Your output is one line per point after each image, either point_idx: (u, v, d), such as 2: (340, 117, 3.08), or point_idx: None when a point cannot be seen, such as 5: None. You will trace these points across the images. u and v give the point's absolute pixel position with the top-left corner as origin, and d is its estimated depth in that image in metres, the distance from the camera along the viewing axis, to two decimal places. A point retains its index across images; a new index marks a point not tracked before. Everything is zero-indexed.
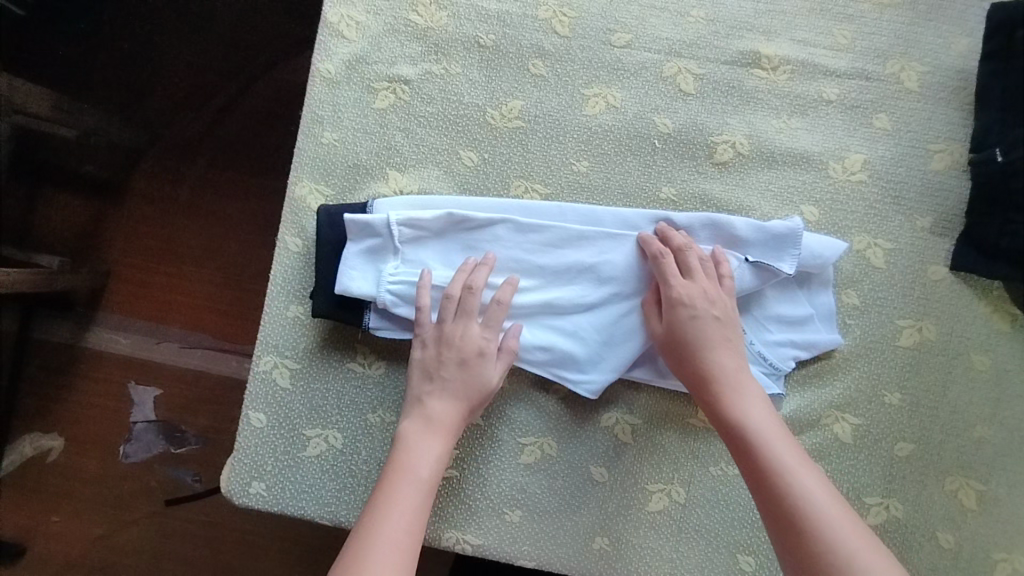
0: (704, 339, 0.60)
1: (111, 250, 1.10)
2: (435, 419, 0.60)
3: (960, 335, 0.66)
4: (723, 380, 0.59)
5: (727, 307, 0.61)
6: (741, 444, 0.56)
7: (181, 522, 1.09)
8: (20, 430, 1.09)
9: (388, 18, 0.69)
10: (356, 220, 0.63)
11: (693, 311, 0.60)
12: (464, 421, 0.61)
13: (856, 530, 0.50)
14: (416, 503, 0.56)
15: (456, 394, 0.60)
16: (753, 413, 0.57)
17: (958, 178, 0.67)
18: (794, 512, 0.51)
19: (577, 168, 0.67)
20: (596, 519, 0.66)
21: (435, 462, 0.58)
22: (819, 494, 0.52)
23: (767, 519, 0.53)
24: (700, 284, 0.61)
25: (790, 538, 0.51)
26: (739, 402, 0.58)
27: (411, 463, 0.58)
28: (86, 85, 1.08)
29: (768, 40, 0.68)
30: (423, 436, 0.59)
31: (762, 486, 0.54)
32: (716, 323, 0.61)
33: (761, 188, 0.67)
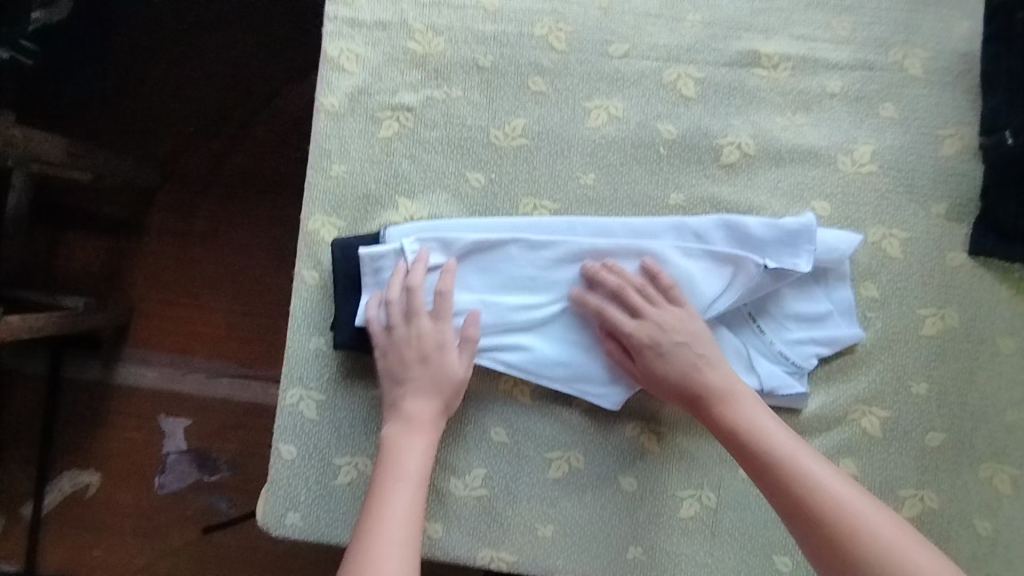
0: (681, 366, 0.61)
1: (133, 288, 1.13)
2: (416, 418, 0.62)
3: (985, 320, 0.66)
4: (715, 390, 0.60)
5: (693, 329, 0.62)
6: (745, 449, 0.58)
7: (219, 548, 1.11)
8: (57, 468, 1.12)
9: (386, 48, 0.70)
10: (373, 253, 0.65)
11: (659, 347, 0.61)
12: (442, 413, 0.63)
13: (866, 504, 0.54)
14: (411, 504, 0.59)
15: (429, 389, 0.63)
16: (749, 413, 0.59)
17: (970, 162, 0.66)
18: (807, 504, 0.54)
19: (583, 181, 0.68)
20: (629, 529, 0.66)
21: (421, 458, 0.61)
22: (828, 477, 0.55)
23: (784, 514, 0.55)
24: (661, 315, 0.62)
25: (808, 529, 0.54)
26: (736, 407, 0.59)
27: (398, 465, 0.60)
28: (98, 130, 1.11)
29: (767, 39, 0.68)
30: (407, 436, 0.62)
31: (773, 484, 0.56)
32: (684, 348, 0.61)
33: (770, 186, 0.67)
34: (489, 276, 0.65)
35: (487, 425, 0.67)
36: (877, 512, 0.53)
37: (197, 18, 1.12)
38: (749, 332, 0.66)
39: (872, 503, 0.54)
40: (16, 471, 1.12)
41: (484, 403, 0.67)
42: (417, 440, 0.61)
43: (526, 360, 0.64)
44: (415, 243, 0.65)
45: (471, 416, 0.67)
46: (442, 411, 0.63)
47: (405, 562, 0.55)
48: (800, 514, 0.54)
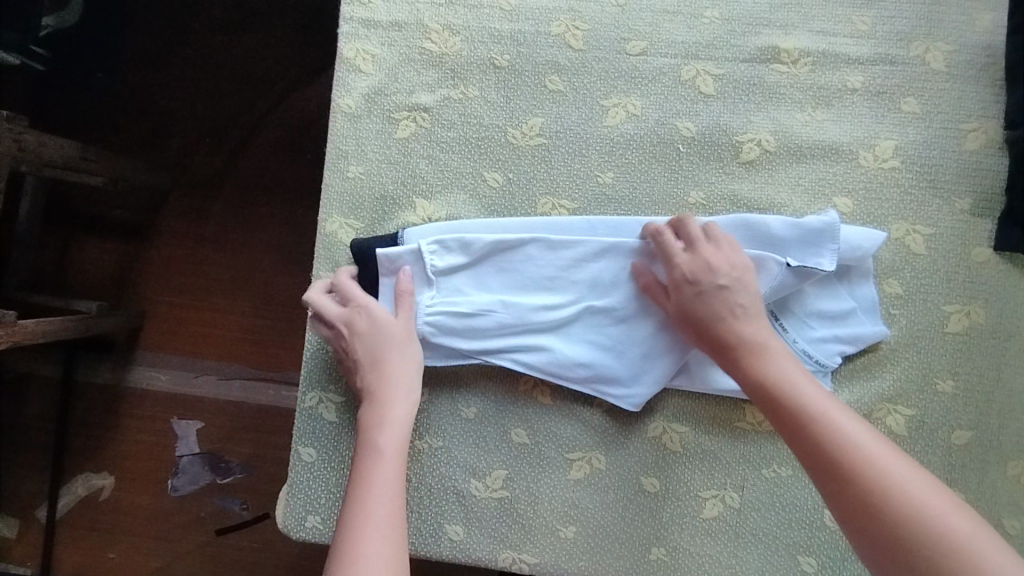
0: (715, 310, 0.59)
1: (147, 291, 1.13)
2: (385, 392, 0.61)
3: (1011, 317, 0.65)
4: (742, 341, 0.58)
5: (738, 275, 0.60)
6: (771, 400, 0.54)
7: (233, 550, 1.11)
8: (72, 471, 1.12)
9: (402, 48, 0.69)
10: (390, 254, 0.64)
11: (698, 286, 0.60)
12: (405, 377, 0.62)
13: (899, 462, 0.48)
14: (393, 477, 0.57)
15: (381, 360, 0.62)
16: (779, 366, 0.56)
17: (995, 156, 0.65)
18: (834, 457, 0.49)
19: (602, 179, 0.67)
20: (651, 530, 0.65)
21: (398, 434, 0.60)
22: (855, 431, 0.50)
23: (811, 467, 0.51)
24: (709, 255, 0.60)
25: (833, 484, 0.49)
26: (767, 359, 0.56)
27: (374, 443, 0.59)
28: (109, 133, 1.11)
29: (787, 34, 0.67)
30: (381, 414, 0.60)
31: (798, 436, 0.52)
32: (722, 292, 0.59)
33: (791, 183, 0.66)
34: (508, 277, 0.65)
35: (508, 426, 0.66)
36: (911, 472, 0.47)
37: (208, 21, 1.12)
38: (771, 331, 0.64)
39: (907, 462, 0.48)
40: (31, 474, 1.12)
41: (504, 404, 0.67)
42: (393, 414, 0.60)
43: (546, 361, 0.64)
44: (432, 244, 0.64)
45: (492, 417, 0.67)
46: (391, 369, 0.62)
47: (392, 531, 0.53)
48: (826, 468, 0.49)
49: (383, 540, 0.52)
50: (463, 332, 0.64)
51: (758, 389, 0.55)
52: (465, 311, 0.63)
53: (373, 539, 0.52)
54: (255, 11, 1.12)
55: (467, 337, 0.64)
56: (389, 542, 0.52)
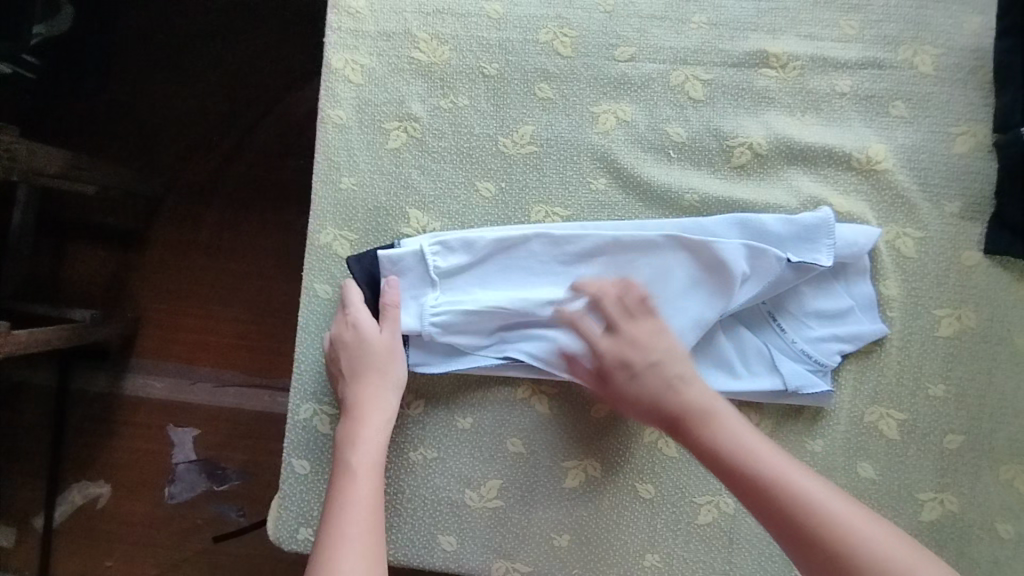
0: (653, 389, 0.59)
1: (141, 299, 1.13)
2: (361, 406, 0.62)
3: (1002, 320, 0.65)
4: (692, 408, 0.57)
5: (667, 347, 0.60)
6: (729, 470, 0.53)
7: (230, 558, 1.10)
8: (67, 481, 1.12)
9: (391, 58, 0.69)
10: (393, 254, 0.64)
11: (632, 364, 0.60)
12: (384, 390, 0.63)
13: (861, 519, 0.48)
14: (369, 493, 0.58)
15: (361, 374, 0.62)
16: (730, 430, 0.55)
17: (985, 159, 0.65)
18: (802, 525, 0.49)
19: (594, 186, 0.67)
20: (646, 537, 0.65)
21: (373, 449, 0.61)
22: (815, 491, 0.50)
23: (781, 539, 0.50)
24: (631, 331, 0.60)
25: (807, 553, 0.48)
26: (719, 424, 0.55)
27: (348, 459, 0.60)
28: (101, 142, 1.11)
29: (775, 38, 0.67)
30: (356, 430, 0.61)
31: (763, 506, 0.51)
32: (657, 368, 0.59)
33: (784, 187, 0.66)
34: (513, 273, 0.64)
35: (503, 437, 0.66)
36: (873, 527, 0.48)
37: (199, 29, 1.11)
38: (770, 331, 0.65)
39: (867, 515, 0.49)
40: (27, 483, 1.12)
41: (500, 414, 0.66)
42: (369, 431, 0.62)
43: (549, 352, 0.63)
44: (434, 245, 0.64)
45: (487, 427, 0.66)
46: (374, 380, 0.62)
47: (370, 549, 0.54)
48: (797, 537, 0.49)
49: (360, 559, 0.53)
50: (469, 331, 0.64)
51: (715, 457, 0.54)
52: (470, 309, 0.63)
53: (349, 559, 0.53)
54: (245, 18, 1.11)
55: (475, 335, 0.64)
56: (368, 559, 0.53)
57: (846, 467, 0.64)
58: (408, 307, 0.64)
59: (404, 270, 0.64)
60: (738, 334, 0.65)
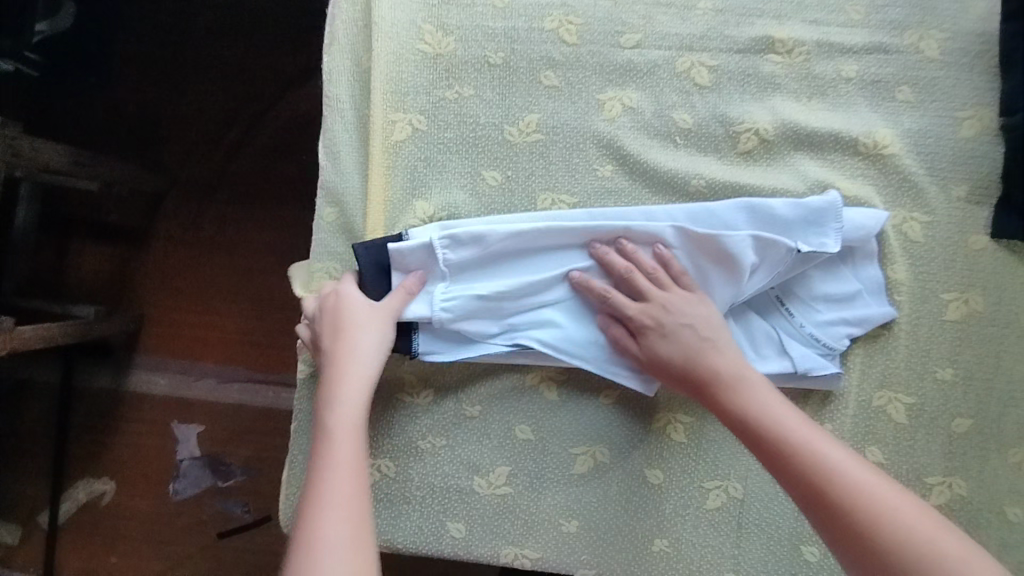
0: (685, 349, 0.60)
1: (146, 295, 1.13)
2: (341, 372, 0.61)
3: (1010, 303, 0.65)
4: (723, 374, 0.58)
5: (700, 314, 0.61)
6: (755, 435, 0.55)
7: (236, 552, 1.11)
8: (73, 477, 1.12)
9: (396, 47, 0.69)
10: (400, 244, 0.63)
11: (666, 325, 0.61)
12: (362, 349, 0.62)
13: (884, 488, 0.49)
14: (349, 456, 0.56)
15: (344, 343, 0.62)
16: (761, 398, 0.56)
17: (991, 143, 0.65)
18: (826, 492, 0.50)
19: (601, 173, 0.67)
20: (653, 522, 0.65)
21: (353, 412, 0.59)
22: (839, 461, 0.51)
23: (801, 500, 0.51)
24: (665, 297, 0.61)
25: (827, 516, 0.50)
26: (748, 393, 0.57)
27: (331, 423, 0.58)
28: (104, 138, 1.11)
29: (780, 24, 0.67)
30: (336, 395, 0.60)
31: (789, 472, 0.52)
32: (689, 330, 0.60)
33: (791, 172, 0.66)
34: (522, 263, 0.64)
35: (512, 423, 0.66)
36: (895, 495, 0.49)
37: (201, 24, 1.11)
38: (777, 315, 0.65)
39: (890, 484, 0.50)
40: (33, 481, 1.12)
41: (509, 400, 0.67)
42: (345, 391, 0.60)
43: (563, 342, 0.64)
44: (442, 239, 0.63)
45: (496, 414, 0.66)
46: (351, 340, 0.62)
47: (350, 506, 0.53)
48: (819, 504, 0.50)
49: (342, 521, 0.51)
50: (479, 318, 0.64)
51: (742, 422, 0.56)
52: (481, 296, 0.63)
53: (332, 519, 0.51)
54: (248, 11, 1.11)
55: (486, 322, 0.64)
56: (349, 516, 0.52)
57: (853, 452, 0.64)
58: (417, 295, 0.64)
59: (412, 260, 0.64)
60: (746, 318, 0.65)
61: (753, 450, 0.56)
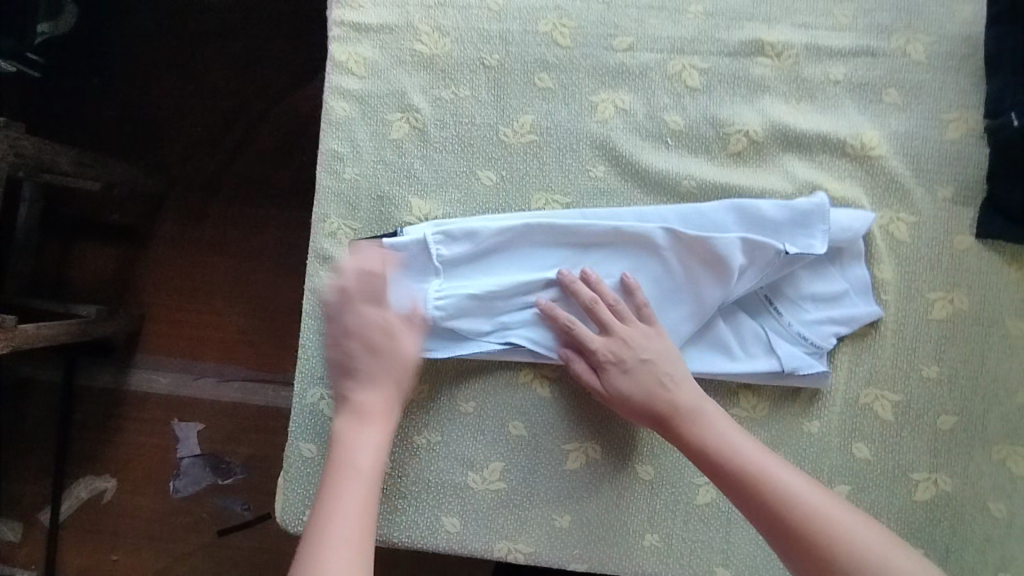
0: (643, 384, 0.62)
1: (147, 294, 1.14)
2: (368, 410, 0.63)
3: (994, 303, 0.66)
4: (682, 408, 0.61)
5: (658, 350, 0.63)
6: (719, 467, 0.58)
7: (235, 549, 1.12)
8: (74, 475, 1.13)
9: (393, 50, 0.70)
10: (396, 241, 0.65)
11: (626, 360, 0.63)
12: (394, 402, 0.64)
13: (840, 514, 0.54)
14: (359, 492, 0.59)
15: (376, 372, 0.63)
16: (717, 429, 0.59)
17: (976, 144, 0.66)
18: (787, 517, 0.54)
19: (594, 173, 0.69)
20: (644, 517, 0.67)
21: (374, 451, 0.62)
22: (800, 488, 0.55)
23: (765, 528, 0.55)
24: (625, 334, 0.63)
25: (791, 543, 0.53)
26: (707, 424, 0.60)
27: (348, 456, 0.61)
28: (106, 140, 1.12)
29: (769, 28, 0.68)
30: (359, 431, 0.62)
31: (751, 500, 0.56)
32: (647, 367, 0.62)
33: (781, 172, 0.67)
34: (515, 262, 0.66)
35: (505, 419, 0.67)
36: (850, 518, 0.54)
37: (202, 26, 1.13)
38: (766, 315, 0.66)
39: (838, 503, 0.55)
40: (35, 478, 1.13)
41: (503, 397, 0.68)
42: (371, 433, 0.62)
43: (553, 340, 0.65)
44: (437, 235, 0.65)
45: (489, 410, 0.68)
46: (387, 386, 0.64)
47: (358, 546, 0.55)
48: (781, 529, 0.54)
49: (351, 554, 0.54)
50: (473, 314, 0.65)
51: (705, 456, 0.59)
52: (474, 293, 0.64)
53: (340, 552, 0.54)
54: (248, 14, 1.12)
55: (480, 320, 0.65)
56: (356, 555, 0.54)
57: (840, 448, 0.66)
58: (413, 292, 0.65)
59: (407, 258, 0.65)
60: (735, 317, 0.66)
61: (714, 479, 0.59)
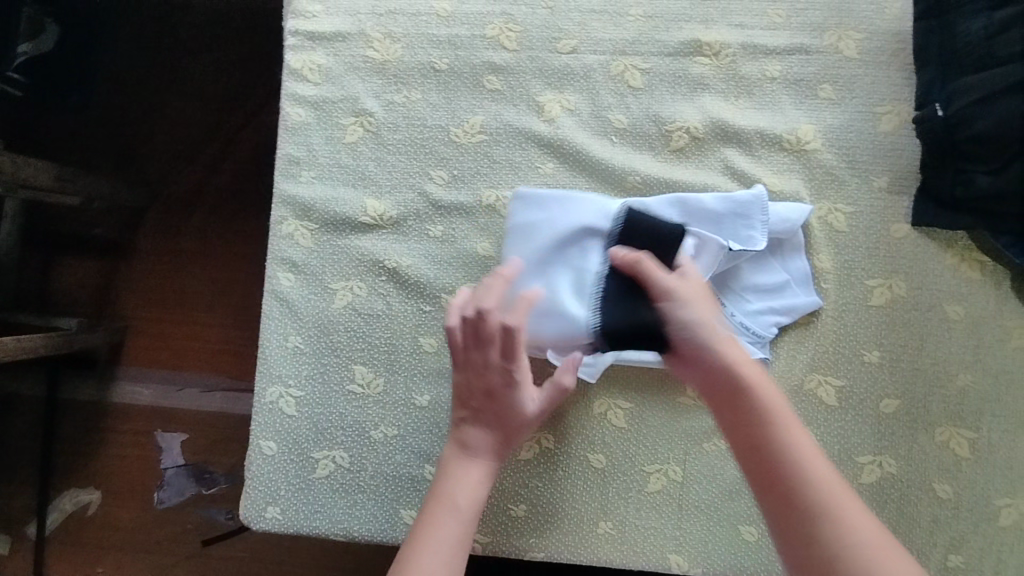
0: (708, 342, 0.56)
1: (126, 306, 1.16)
2: (478, 449, 0.63)
3: (931, 288, 0.68)
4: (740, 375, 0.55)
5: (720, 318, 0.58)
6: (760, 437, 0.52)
7: (219, 560, 1.12)
8: (59, 489, 1.14)
9: (346, 58, 0.73)
10: (608, 222, 0.65)
11: (697, 335, 0.56)
12: (504, 449, 0.63)
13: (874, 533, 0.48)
14: (455, 524, 0.58)
15: (500, 420, 0.63)
16: (790, 433, 0.52)
17: (908, 136, 0.69)
18: (809, 515, 0.49)
19: (543, 170, 0.71)
20: (597, 505, 0.68)
21: (474, 489, 0.61)
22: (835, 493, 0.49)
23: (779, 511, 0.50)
24: (694, 308, 0.58)
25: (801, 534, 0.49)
26: (777, 424, 0.53)
27: (449, 488, 0.60)
28: (84, 155, 1.14)
29: (708, 28, 0.71)
30: (463, 466, 0.62)
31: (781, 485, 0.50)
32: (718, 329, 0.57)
33: (720, 166, 0.70)
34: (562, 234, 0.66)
35: None
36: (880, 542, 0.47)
37: (176, 41, 1.15)
38: None
39: (895, 553, 0.47)
40: (18, 492, 1.14)
41: None
42: (472, 476, 0.61)
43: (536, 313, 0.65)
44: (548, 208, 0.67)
45: (444, 403, 0.69)
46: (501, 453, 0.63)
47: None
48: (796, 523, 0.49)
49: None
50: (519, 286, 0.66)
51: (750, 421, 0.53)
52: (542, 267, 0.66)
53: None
54: (220, 28, 1.15)
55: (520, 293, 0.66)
56: None
57: None
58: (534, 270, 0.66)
59: (585, 242, 0.66)
60: None
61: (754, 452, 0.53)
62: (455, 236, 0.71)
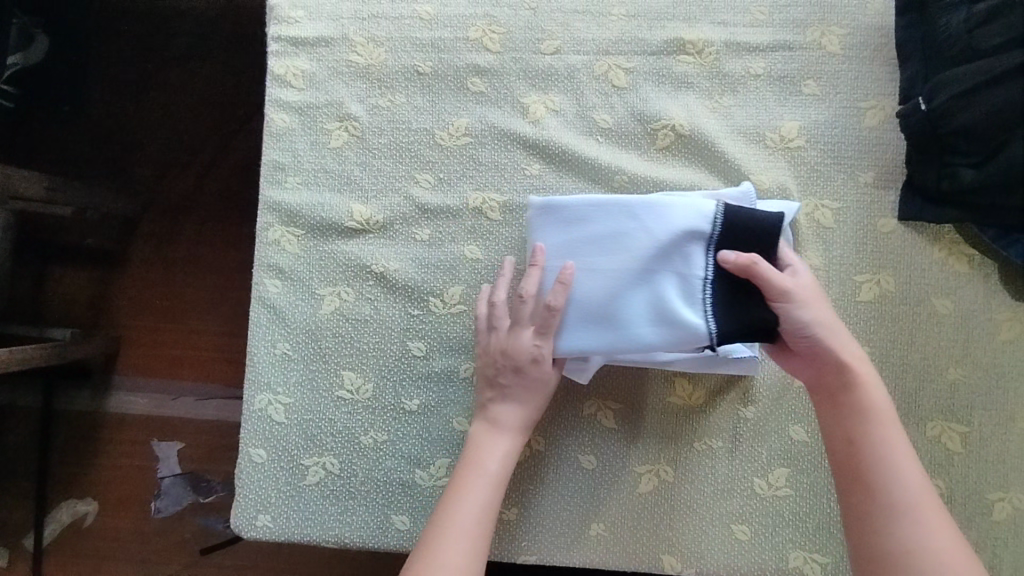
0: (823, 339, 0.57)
1: (119, 315, 1.15)
2: (504, 421, 0.63)
3: (919, 282, 0.68)
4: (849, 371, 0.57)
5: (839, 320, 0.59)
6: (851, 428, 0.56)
7: (217, 568, 1.12)
8: (56, 500, 1.13)
9: (330, 63, 0.73)
10: (707, 226, 0.60)
11: (811, 337, 0.57)
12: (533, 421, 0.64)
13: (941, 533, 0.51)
14: (483, 497, 0.59)
15: (528, 396, 0.63)
16: (883, 432, 0.55)
17: (893, 130, 0.68)
18: (879, 505, 0.52)
19: (529, 171, 0.71)
20: (590, 506, 0.68)
21: (503, 461, 0.61)
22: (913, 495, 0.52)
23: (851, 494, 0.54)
24: (812, 307, 0.58)
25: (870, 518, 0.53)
26: (876, 426, 0.55)
27: (479, 459, 0.61)
28: (75, 165, 1.14)
29: (691, 26, 0.71)
30: (493, 438, 0.62)
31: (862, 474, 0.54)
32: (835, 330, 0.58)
33: (707, 164, 0.69)
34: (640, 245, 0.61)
35: (449, 417, 0.69)
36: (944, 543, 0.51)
37: (164, 49, 1.15)
38: None
39: (956, 555, 0.50)
40: (15, 504, 1.13)
41: (446, 394, 0.69)
42: (501, 446, 0.62)
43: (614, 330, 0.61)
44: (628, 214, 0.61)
45: (434, 407, 0.69)
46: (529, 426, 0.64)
47: (471, 566, 0.55)
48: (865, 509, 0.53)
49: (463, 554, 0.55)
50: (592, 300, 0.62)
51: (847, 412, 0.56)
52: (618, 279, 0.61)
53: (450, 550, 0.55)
54: (207, 35, 1.15)
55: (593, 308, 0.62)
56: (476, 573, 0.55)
57: (778, 432, 0.67)
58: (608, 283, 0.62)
59: (687, 248, 0.60)
60: None
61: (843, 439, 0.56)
62: (442, 239, 0.70)
